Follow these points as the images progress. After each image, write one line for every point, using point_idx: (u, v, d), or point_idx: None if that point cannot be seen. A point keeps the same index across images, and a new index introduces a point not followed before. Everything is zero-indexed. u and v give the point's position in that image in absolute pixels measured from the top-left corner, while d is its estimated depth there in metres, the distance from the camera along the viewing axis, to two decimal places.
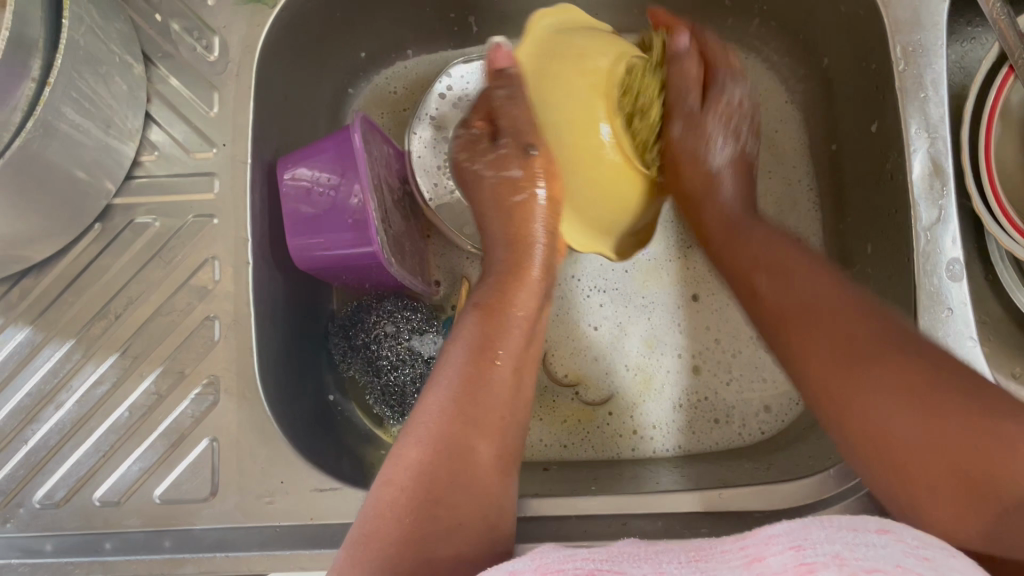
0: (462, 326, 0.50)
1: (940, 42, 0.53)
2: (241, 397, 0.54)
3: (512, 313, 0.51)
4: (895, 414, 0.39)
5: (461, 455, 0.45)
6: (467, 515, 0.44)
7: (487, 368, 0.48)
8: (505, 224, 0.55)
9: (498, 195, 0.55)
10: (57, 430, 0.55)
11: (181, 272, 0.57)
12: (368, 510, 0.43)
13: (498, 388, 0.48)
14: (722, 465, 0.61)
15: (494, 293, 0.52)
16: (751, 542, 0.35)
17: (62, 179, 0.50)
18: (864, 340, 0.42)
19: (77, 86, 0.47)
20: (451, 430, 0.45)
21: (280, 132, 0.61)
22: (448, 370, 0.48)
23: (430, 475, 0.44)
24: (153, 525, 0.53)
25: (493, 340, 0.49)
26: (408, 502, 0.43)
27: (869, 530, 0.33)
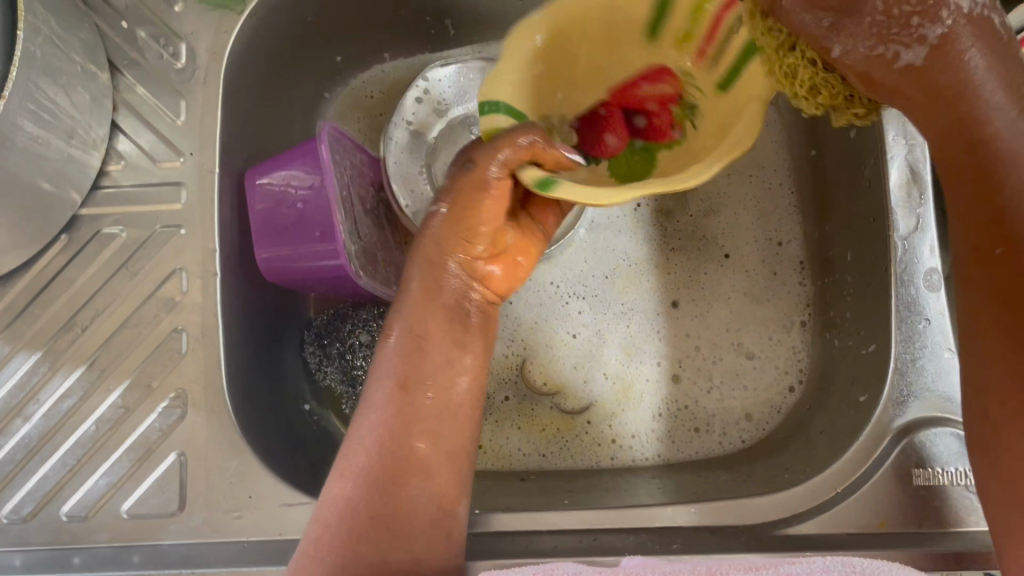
0: (382, 350, 0.48)
1: None
2: (209, 411, 0.53)
3: (433, 334, 0.48)
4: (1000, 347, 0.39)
5: (386, 493, 0.44)
6: (400, 552, 0.43)
7: (408, 398, 0.46)
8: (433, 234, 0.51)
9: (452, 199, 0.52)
10: (23, 445, 0.54)
11: (149, 283, 0.56)
12: (299, 551, 0.43)
13: (422, 417, 0.46)
14: (700, 475, 0.60)
15: (411, 314, 0.48)
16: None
17: (24, 190, 0.50)
18: (1017, 281, 0.38)
19: (36, 97, 0.47)
20: (379, 465, 0.44)
21: (252, 139, 0.60)
22: (372, 400, 0.46)
23: (354, 514, 0.43)
24: (120, 541, 0.52)
25: (415, 368, 0.47)
26: (332, 543, 0.42)
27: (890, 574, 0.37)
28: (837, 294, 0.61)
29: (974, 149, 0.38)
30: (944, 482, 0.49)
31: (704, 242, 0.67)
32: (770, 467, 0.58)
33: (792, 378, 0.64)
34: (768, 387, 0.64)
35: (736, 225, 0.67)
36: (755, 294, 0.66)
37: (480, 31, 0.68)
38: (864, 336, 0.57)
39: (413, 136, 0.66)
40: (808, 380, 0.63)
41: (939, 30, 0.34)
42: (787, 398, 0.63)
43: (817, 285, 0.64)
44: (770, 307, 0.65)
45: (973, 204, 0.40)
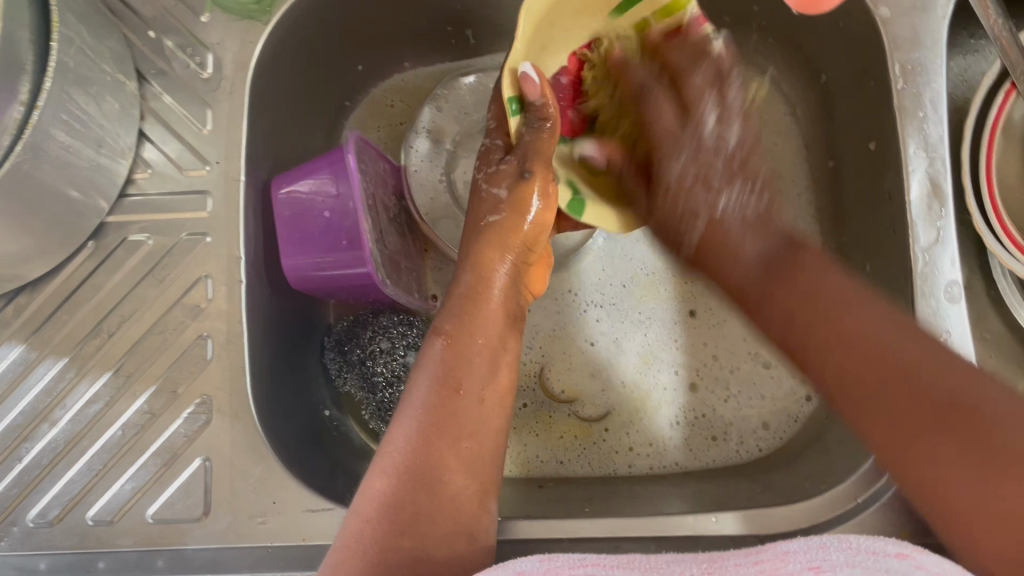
0: (424, 354, 0.49)
1: (940, 61, 0.52)
2: (233, 417, 0.54)
3: (475, 339, 0.49)
4: (873, 418, 0.42)
5: (428, 484, 0.44)
6: (439, 539, 0.43)
7: (450, 398, 0.47)
8: (472, 240, 0.53)
9: (475, 211, 0.54)
10: (50, 449, 0.55)
11: (175, 290, 0.57)
12: (337, 541, 0.43)
13: (464, 417, 0.47)
14: (718, 484, 0.60)
15: (456, 318, 0.50)
16: (765, 557, 0.38)
17: (54, 198, 0.50)
18: (847, 347, 0.44)
19: (68, 107, 0.47)
20: (419, 458, 0.45)
21: (276, 148, 0.61)
22: (411, 402, 0.47)
23: (395, 503, 0.43)
24: (145, 545, 0.52)
25: (456, 370, 0.48)
26: (374, 532, 0.42)
27: (888, 555, 0.36)
28: None
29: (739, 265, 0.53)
30: None
31: None
32: (788, 476, 0.58)
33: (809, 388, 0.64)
34: (786, 396, 0.64)
35: None
36: None
37: (500, 41, 0.69)
38: None
39: (433, 144, 0.66)
40: None
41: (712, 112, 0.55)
42: (804, 407, 0.64)
43: None
44: None
45: (820, 365, 0.45)
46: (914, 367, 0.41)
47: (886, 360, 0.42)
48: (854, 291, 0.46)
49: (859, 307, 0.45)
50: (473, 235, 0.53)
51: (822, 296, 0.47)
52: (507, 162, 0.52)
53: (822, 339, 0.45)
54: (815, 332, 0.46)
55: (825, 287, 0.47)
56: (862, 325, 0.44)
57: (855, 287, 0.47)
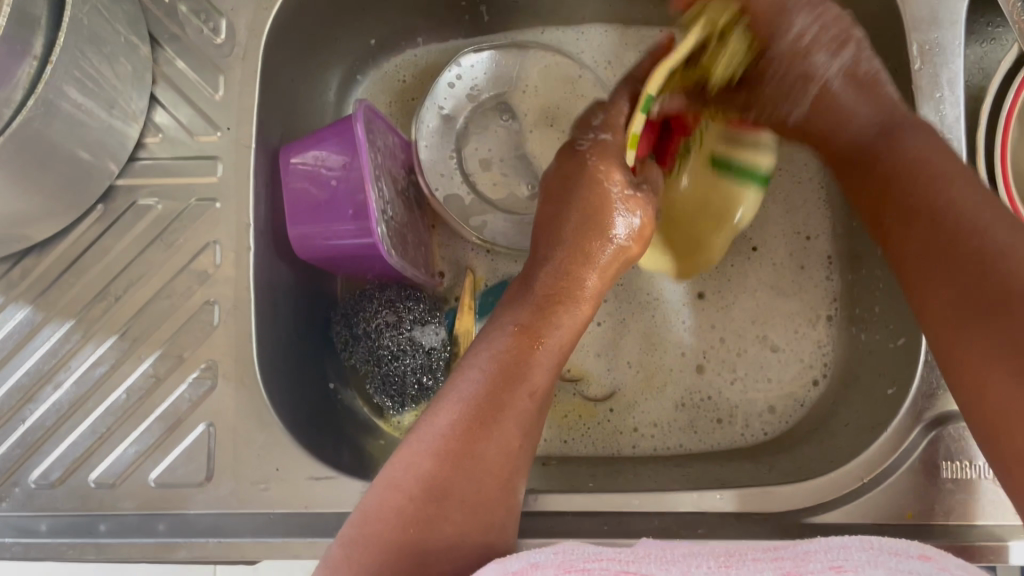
0: (495, 340, 0.48)
1: (958, 42, 0.52)
2: (239, 383, 0.54)
3: (550, 341, 0.49)
4: (928, 265, 0.40)
5: (474, 473, 0.42)
6: (470, 528, 0.41)
7: (514, 391, 0.46)
8: (574, 241, 0.52)
9: (593, 203, 0.52)
10: (54, 410, 0.55)
11: (183, 255, 0.56)
12: (368, 511, 0.41)
13: (521, 418, 0.45)
14: (721, 465, 0.60)
15: (536, 318, 0.49)
16: (785, 554, 0.34)
17: (65, 157, 0.50)
18: (901, 221, 0.43)
19: (81, 65, 0.47)
20: (469, 441, 0.43)
21: (288, 118, 0.61)
22: (471, 382, 0.45)
23: (436, 482, 0.41)
24: (147, 508, 0.52)
25: (523, 370, 0.46)
26: (410, 508, 0.41)
27: (912, 556, 0.32)
28: (865, 288, 0.61)
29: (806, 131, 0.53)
30: (973, 475, 0.49)
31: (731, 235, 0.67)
32: (794, 458, 0.58)
33: (816, 371, 0.64)
34: (793, 381, 0.64)
35: (766, 220, 0.67)
36: (781, 287, 0.66)
37: (513, 18, 0.69)
38: (892, 330, 0.57)
39: (445, 121, 0.66)
40: (832, 373, 0.63)
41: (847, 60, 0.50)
42: (811, 393, 0.63)
43: (844, 280, 0.64)
44: (796, 300, 0.65)
45: (900, 218, 0.43)
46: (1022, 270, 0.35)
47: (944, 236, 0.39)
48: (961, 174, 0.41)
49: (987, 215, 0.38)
50: (586, 249, 0.52)
51: (906, 201, 0.43)
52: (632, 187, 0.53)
53: (903, 210, 0.43)
54: (898, 176, 0.44)
55: (926, 155, 0.44)
56: (953, 190, 0.41)
57: (944, 148, 0.44)
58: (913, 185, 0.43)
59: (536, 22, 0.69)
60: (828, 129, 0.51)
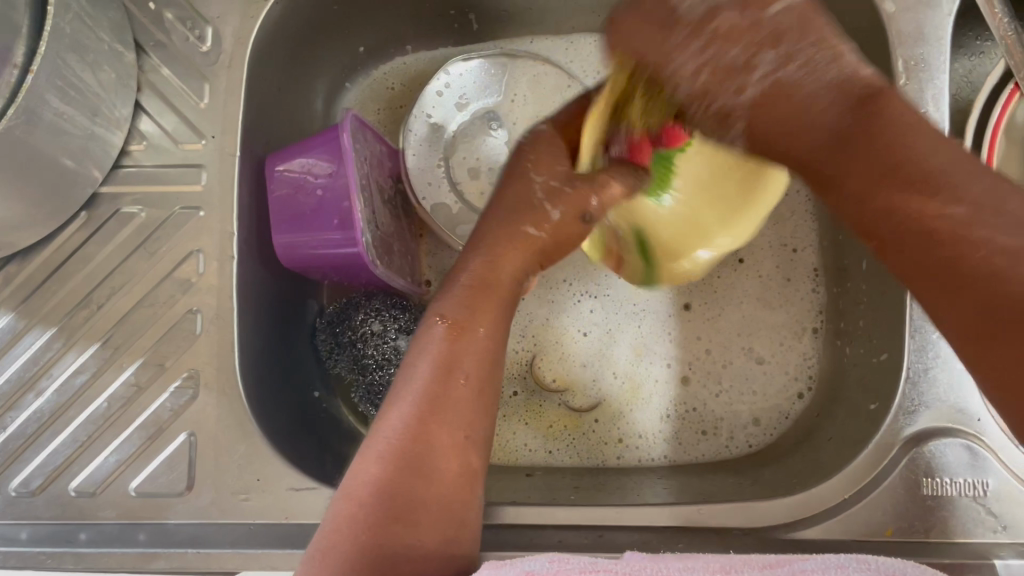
0: (428, 340, 0.45)
1: (943, 58, 0.52)
2: (220, 392, 0.54)
3: (483, 329, 0.46)
4: (898, 239, 0.34)
5: (426, 474, 0.40)
6: (433, 537, 0.39)
7: (452, 384, 0.43)
8: (507, 229, 0.50)
9: (519, 194, 0.51)
10: (35, 418, 0.55)
11: (167, 263, 0.56)
12: (320, 532, 0.39)
13: (463, 411, 0.43)
14: (704, 477, 0.60)
15: (465, 309, 0.46)
16: (783, 574, 0.34)
17: (46, 165, 0.50)
18: (920, 225, 0.33)
19: (63, 73, 0.47)
20: (413, 447, 0.41)
21: (274, 126, 0.61)
22: (413, 386, 0.43)
23: (386, 493, 0.39)
24: (127, 518, 0.52)
25: (459, 360, 0.44)
26: (361, 526, 0.38)
27: None
28: (849, 302, 0.61)
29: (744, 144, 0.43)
30: (953, 492, 0.49)
31: None
32: (777, 472, 0.57)
33: (801, 385, 0.64)
34: (778, 393, 0.64)
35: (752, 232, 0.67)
36: (768, 299, 0.66)
37: (502, 27, 0.69)
38: (875, 345, 0.57)
39: (433, 129, 0.66)
40: (817, 386, 0.63)
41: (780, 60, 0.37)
42: (795, 406, 0.63)
43: (830, 292, 0.64)
44: (782, 313, 0.65)
45: (872, 230, 0.36)
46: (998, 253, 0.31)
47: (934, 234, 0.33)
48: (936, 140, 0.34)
49: (954, 173, 0.33)
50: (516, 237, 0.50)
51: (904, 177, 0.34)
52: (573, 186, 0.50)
53: (871, 193, 0.35)
54: (889, 152, 0.34)
55: (921, 138, 0.34)
56: (925, 151, 0.34)
57: (934, 127, 0.34)
58: (904, 168, 0.34)
59: (525, 31, 0.69)
60: (788, 141, 0.38)
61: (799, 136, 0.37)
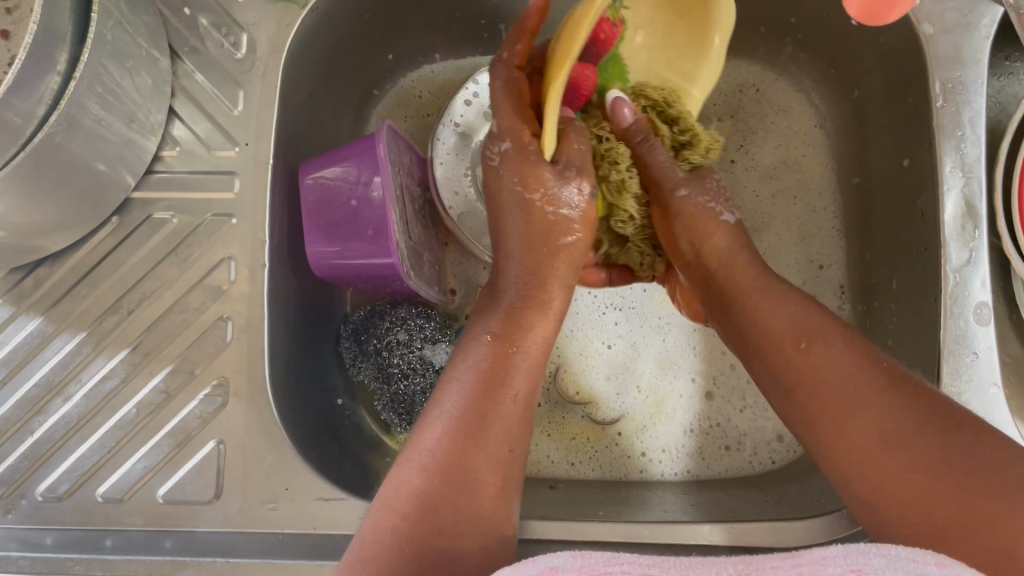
0: (471, 354, 0.48)
1: (981, 80, 0.52)
2: (249, 400, 0.53)
3: (530, 344, 0.49)
4: (845, 379, 0.43)
5: (468, 485, 0.43)
6: (474, 542, 0.41)
7: (498, 398, 0.46)
8: (527, 252, 0.52)
9: (526, 213, 0.52)
10: (63, 423, 0.54)
11: (198, 270, 0.56)
12: (364, 533, 0.41)
13: (507, 424, 0.46)
14: (729, 493, 0.60)
15: (512, 325, 0.50)
16: (803, 561, 0.32)
17: (82, 172, 0.50)
18: (798, 308, 0.48)
19: (102, 80, 0.47)
20: (460, 456, 0.43)
21: (305, 133, 0.61)
22: (457, 394, 0.46)
23: (432, 498, 0.42)
24: (155, 525, 0.52)
25: (502, 377, 0.47)
26: (409, 526, 0.40)
27: (930, 562, 0.31)
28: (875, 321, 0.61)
29: (667, 232, 0.56)
30: None
31: None
32: (803, 489, 0.57)
33: None
34: None
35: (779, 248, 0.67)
36: None
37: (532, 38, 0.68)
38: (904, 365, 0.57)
39: (460, 139, 0.65)
40: None
41: (727, 217, 0.55)
42: None
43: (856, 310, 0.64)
44: None
45: (787, 315, 0.48)
46: (887, 409, 0.41)
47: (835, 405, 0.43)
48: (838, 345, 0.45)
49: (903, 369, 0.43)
50: (536, 259, 0.52)
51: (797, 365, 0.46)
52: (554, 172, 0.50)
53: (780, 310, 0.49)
54: (800, 377, 0.45)
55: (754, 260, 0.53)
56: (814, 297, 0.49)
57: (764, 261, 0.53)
58: (804, 318, 0.47)
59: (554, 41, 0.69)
60: (688, 253, 0.55)
61: (704, 217, 0.54)
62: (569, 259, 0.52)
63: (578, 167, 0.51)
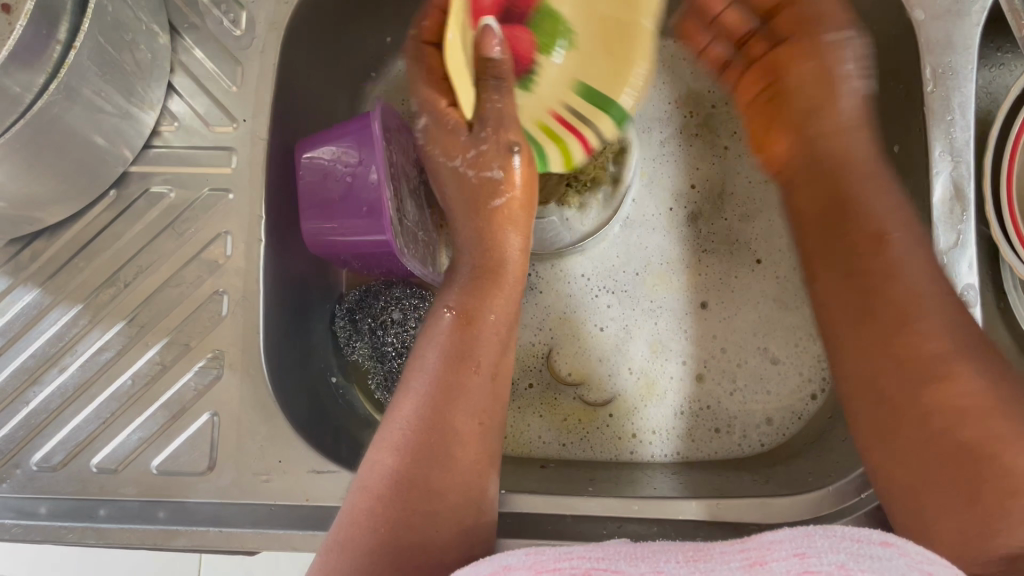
0: (436, 333, 0.49)
1: (970, 66, 0.53)
2: (244, 373, 0.54)
3: (488, 318, 0.50)
4: (874, 313, 0.46)
5: (439, 462, 0.44)
6: (448, 517, 0.42)
7: (465, 375, 0.47)
8: (480, 226, 0.54)
9: (466, 185, 0.55)
10: (59, 394, 0.55)
11: (194, 244, 0.57)
12: (344, 516, 0.42)
13: (478, 396, 0.47)
14: (718, 474, 0.60)
15: (473, 300, 0.51)
16: (751, 545, 0.34)
17: (80, 143, 0.50)
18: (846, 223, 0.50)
19: (102, 52, 0.47)
20: (432, 433, 0.44)
21: (303, 112, 0.61)
22: (425, 374, 0.47)
23: (407, 478, 0.42)
24: (148, 495, 0.52)
25: (468, 351, 0.48)
26: (384, 507, 0.41)
27: (873, 542, 0.33)
28: None
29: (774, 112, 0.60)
30: None
31: (736, 247, 0.68)
32: (790, 470, 0.58)
33: (815, 386, 0.64)
34: (792, 393, 0.65)
35: (770, 233, 0.68)
36: (783, 301, 0.67)
37: None
38: None
39: None
40: (831, 388, 0.64)
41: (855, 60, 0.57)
42: (809, 406, 0.64)
43: None
44: (798, 314, 0.66)
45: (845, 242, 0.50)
46: (945, 354, 0.42)
47: (894, 346, 0.44)
48: (916, 263, 0.46)
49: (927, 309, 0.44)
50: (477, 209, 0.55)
51: (872, 263, 0.47)
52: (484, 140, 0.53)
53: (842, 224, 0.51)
54: (861, 280, 0.47)
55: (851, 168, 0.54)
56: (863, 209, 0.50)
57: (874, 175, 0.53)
58: (870, 247, 0.48)
59: None
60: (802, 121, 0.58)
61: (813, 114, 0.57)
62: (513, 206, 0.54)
63: (501, 142, 0.53)
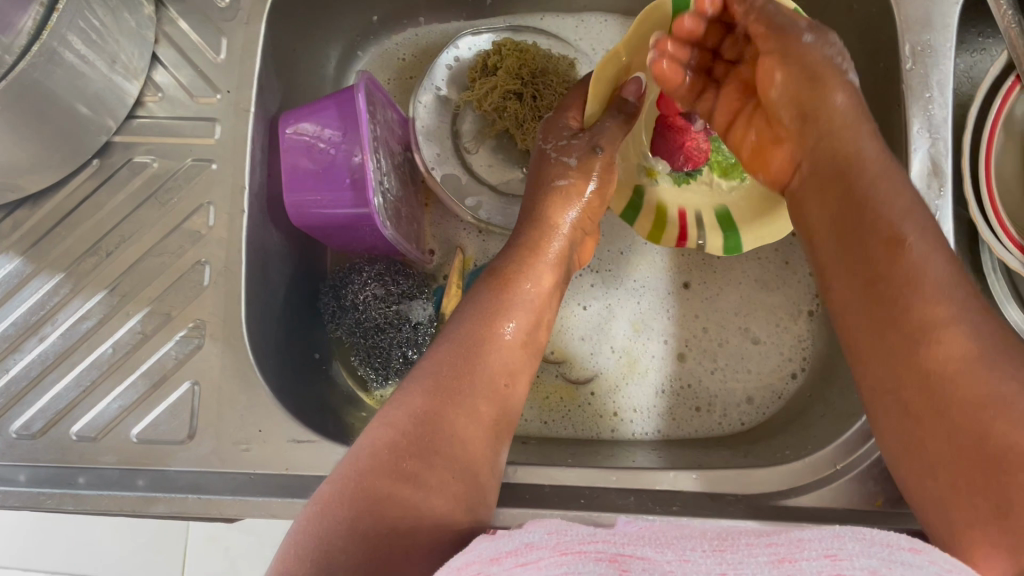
0: (474, 292, 0.52)
1: (948, 44, 0.53)
2: (225, 343, 0.54)
3: (523, 284, 0.53)
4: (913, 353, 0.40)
5: (461, 407, 0.45)
6: (458, 464, 0.43)
7: (492, 334, 0.49)
8: (539, 199, 0.58)
9: (543, 171, 0.58)
10: (39, 361, 0.55)
11: (177, 214, 0.57)
12: (360, 448, 0.42)
13: (503, 356, 0.49)
14: (699, 450, 0.61)
15: (514, 263, 0.54)
16: (777, 539, 0.30)
17: (62, 109, 0.50)
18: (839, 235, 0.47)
19: (85, 16, 0.47)
20: (453, 381, 0.46)
21: (288, 87, 0.62)
22: (457, 331, 0.49)
23: (427, 419, 0.43)
24: (127, 463, 0.52)
25: (500, 310, 0.50)
26: (402, 442, 0.42)
27: (904, 548, 0.30)
28: None
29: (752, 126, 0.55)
30: None
31: None
32: (770, 446, 0.58)
33: (795, 365, 0.65)
34: (771, 372, 0.65)
35: None
36: (765, 282, 0.67)
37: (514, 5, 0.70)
38: None
39: (440, 101, 0.66)
40: (810, 368, 0.64)
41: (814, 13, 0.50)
42: (788, 384, 0.64)
43: None
44: (780, 294, 0.67)
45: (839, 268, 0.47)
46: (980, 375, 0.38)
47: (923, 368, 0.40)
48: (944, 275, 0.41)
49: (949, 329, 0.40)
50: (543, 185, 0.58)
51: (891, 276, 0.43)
52: (578, 137, 0.58)
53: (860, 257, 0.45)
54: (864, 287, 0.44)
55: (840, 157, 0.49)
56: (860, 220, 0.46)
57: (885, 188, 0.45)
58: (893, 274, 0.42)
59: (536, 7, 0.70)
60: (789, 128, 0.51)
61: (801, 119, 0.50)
62: (564, 198, 0.57)
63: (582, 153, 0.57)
